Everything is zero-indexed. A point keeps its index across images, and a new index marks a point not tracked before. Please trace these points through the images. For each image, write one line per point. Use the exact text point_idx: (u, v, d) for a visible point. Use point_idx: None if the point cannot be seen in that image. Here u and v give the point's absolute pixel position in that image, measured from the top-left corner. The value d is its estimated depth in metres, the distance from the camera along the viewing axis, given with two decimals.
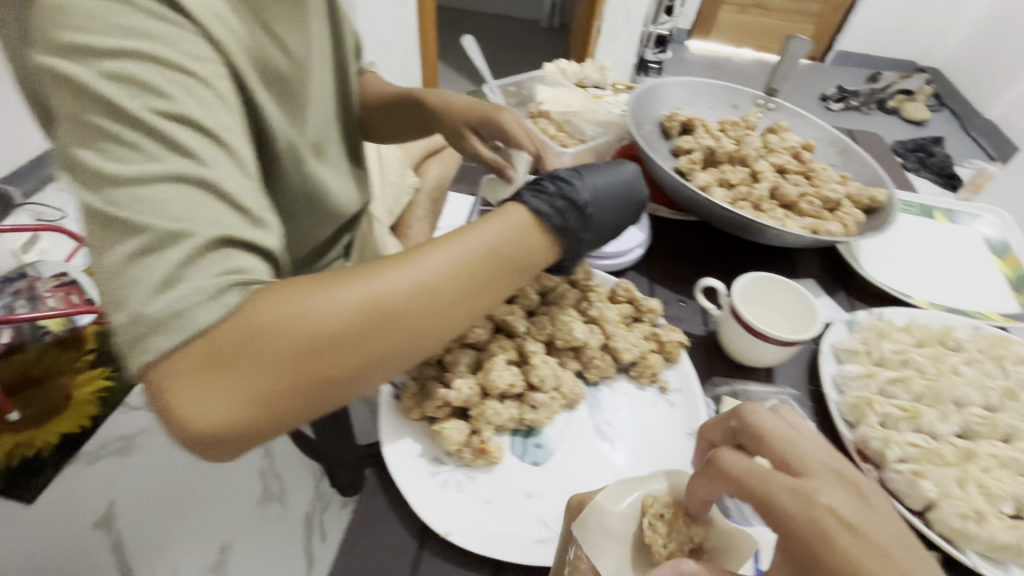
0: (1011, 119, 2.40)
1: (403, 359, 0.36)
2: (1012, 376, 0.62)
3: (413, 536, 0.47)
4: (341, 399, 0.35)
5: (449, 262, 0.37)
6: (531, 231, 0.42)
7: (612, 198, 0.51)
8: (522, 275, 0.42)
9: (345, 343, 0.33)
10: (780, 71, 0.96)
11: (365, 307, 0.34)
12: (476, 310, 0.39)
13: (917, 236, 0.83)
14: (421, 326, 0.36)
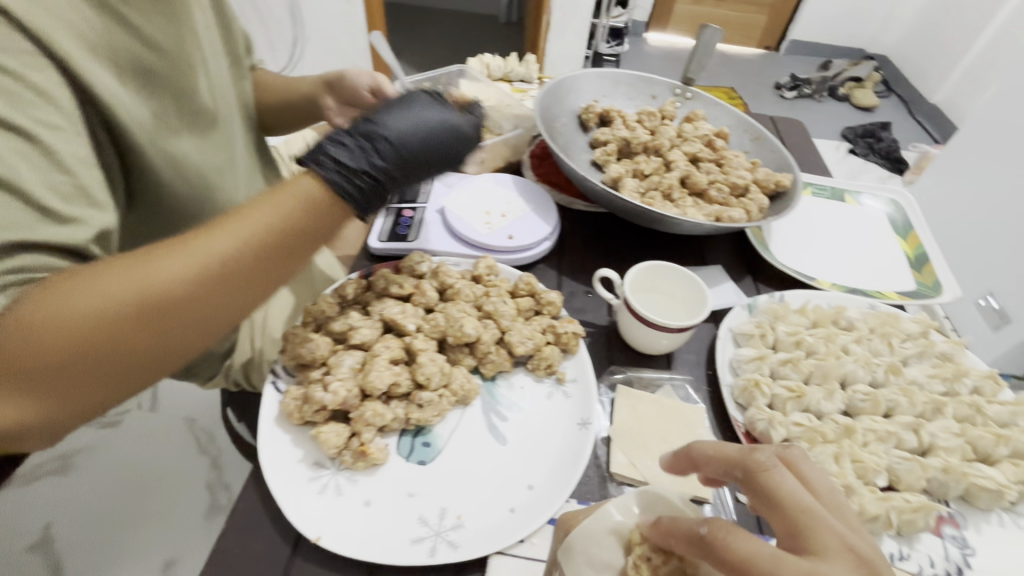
0: (953, 101, 2.46)
1: (199, 337, 0.43)
2: (897, 352, 0.64)
3: (288, 542, 0.47)
4: (143, 377, 0.42)
5: (228, 247, 0.42)
6: (315, 203, 0.48)
7: (422, 141, 0.57)
8: (312, 244, 0.48)
9: (130, 333, 0.39)
10: (695, 60, 0.97)
11: (141, 301, 0.39)
12: (265, 284, 0.46)
13: (824, 220, 0.86)
14: (207, 308, 0.42)
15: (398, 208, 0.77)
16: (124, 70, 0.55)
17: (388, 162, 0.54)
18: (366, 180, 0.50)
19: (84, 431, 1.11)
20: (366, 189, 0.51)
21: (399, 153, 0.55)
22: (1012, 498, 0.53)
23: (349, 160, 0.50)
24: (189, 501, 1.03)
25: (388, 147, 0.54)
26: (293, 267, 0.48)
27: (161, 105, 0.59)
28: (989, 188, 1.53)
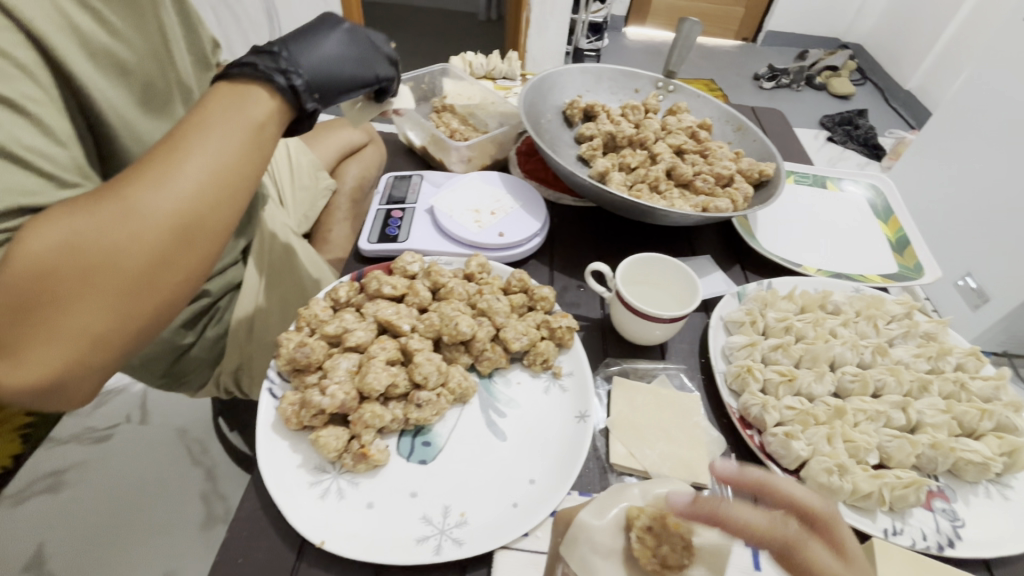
0: (926, 87, 2.51)
1: (201, 240, 0.48)
2: (883, 333, 0.66)
3: (291, 548, 0.47)
4: (169, 286, 0.47)
5: (190, 153, 0.47)
6: (245, 100, 0.51)
7: (329, 42, 0.61)
8: (262, 139, 0.52)
9: (136, 242, 0.43)
10: (676, 53, 0.98)
11: (133, 212, 0.43)
12: (239, 182, 0.50)
13: (807, 207, 0.87)
14: (198, 209, 0.47)
15: (387, 210, 0.77)
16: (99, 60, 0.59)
17: (294, 54, 0.57)
18: (268, 65, 0.54)
19: (73, 448, 1.09)
20: (272, 71, 0.54)
21: (304, 49, 0.58)
22: (997, 470, 0.54)
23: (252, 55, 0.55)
24: (185, 513, 1.01)
25: (286, 47, 0.57)
26: (256, 163, 0.52)
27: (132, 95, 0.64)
28: (964, 171, 1.56)
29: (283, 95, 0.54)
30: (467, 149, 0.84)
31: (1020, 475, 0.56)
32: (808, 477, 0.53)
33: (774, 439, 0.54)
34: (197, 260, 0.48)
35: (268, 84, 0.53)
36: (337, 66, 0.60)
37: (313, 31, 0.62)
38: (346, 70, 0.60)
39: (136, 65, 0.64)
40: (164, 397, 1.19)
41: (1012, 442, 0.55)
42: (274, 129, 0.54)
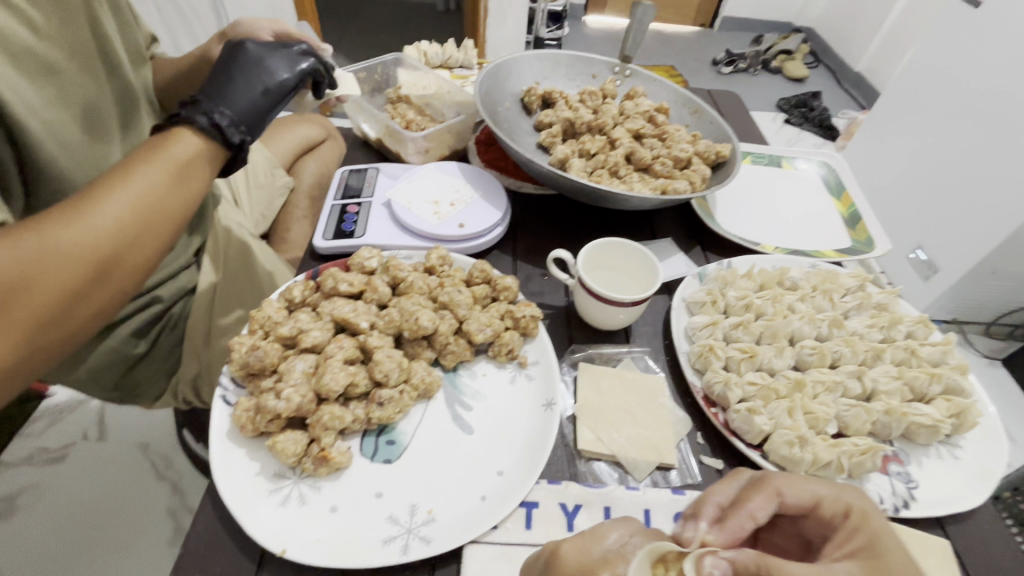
0: (875, 68, 2.60)
1: (119, 278, 0.46)
2: (838, 306, 0.68)
3: (251, 558, 0.45)
4: (82, 323, 0.45)
5: (121, 190, 0.45)
6: (180, 141, 0.49)
7: (242, 66, 0.56)
8: (193, 179, 0.49)
9: (50, 282, 0.41)
10: (631, 38, 0.98)
11: (47, 250, 0.41)
12: (167, 222, 0.48)
13: (763, 187, 0.89)
14: (127, 246, 0.45)
15: (343, 205, 0.74)
16: (12, 54, 0.56)
17: (214, 94, 0.53)
18: (189, 110, 0.50)
19: (24, 471, 1.03)
20: (197, 116, 0.50)
21: (226, 84, 0.54)
22: (947, 431, 0.56)
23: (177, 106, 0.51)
24: (151, 530, 0.97)
25: (205, 88, 0.53)
26: (189, 201, 0.50)
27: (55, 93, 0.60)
28: (911, 148, 1.63)
29: (211, 137, 0.50)
30: (424, 140, 0.82)
31: (968, 435, 0.58)
32: (771, 450, 0.53)
33: (737, 416, 0.55)
34: (113, 293, 0.46)
35: (191, 128, 0.50)
36: (254, 87, 0.55)
37: (229, 58, 0.57)
38: (267, 88, 0.56)
39: (59, 61, 0.60)
40: (122, 412, 1.13)
41: (959, 404, 0.58)
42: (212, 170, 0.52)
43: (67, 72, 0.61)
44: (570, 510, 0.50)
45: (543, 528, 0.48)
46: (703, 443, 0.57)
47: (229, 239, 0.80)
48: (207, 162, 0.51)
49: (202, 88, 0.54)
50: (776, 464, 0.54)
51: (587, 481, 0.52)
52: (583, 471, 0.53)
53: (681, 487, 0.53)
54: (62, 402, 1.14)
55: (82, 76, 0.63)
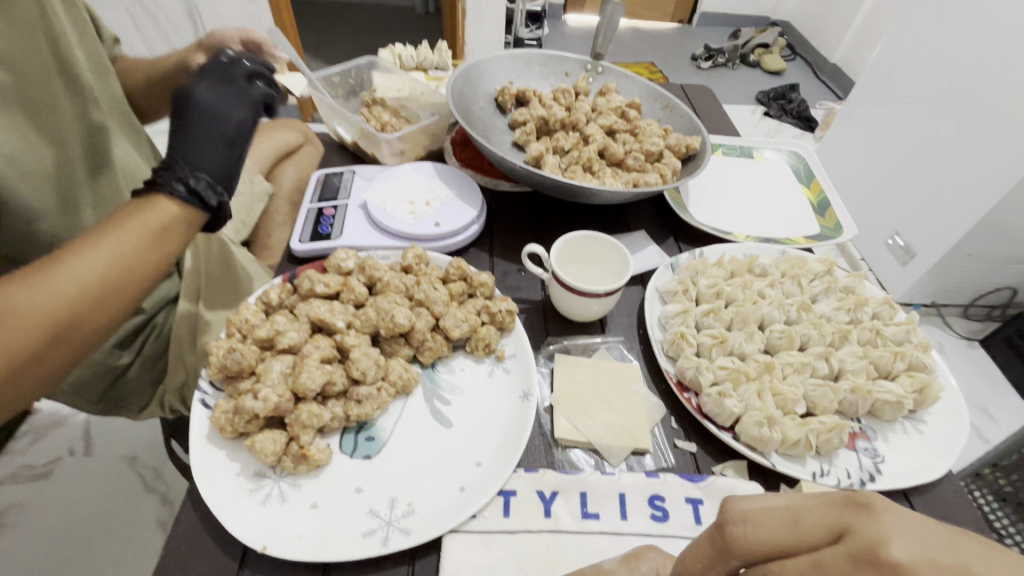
0: (850, 59, 2.64)
1: (82, 337, 0.45)
2: (806, 291, 0.70)
3: (233, 557, 0.45)
4: (39, 381, 0.43)
5: (86, 255, 0.44)
6: (160, 206, 0.48)
7: (195, 124, 0.55)
8: (167, 242, 0.49)
9: (11, 344, 0.40)
10: (602, 35, 0.99)
11: (11, 312, 0.40)
12: (138, 284, 0.47)
13: (733, 177, 0.91)
14: (88, 306, 0.44)
15: (319, 208, 0.75)
16: None
17: (181, 157, 0.52)
18: (162, 178, 0.50)
19: (10, 489, 1.03)
20: (169, 183, 0.49)
21: (186, 144, 0.54)
22: (910, 407, 0.58)
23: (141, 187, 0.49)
24: (141, 541, 0.97)
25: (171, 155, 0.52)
26: (163, 262, 0.49)
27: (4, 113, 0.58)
28: (883, 137, 1.66)
29: (191, 205, 0.50)
30: (399, 141, 0.82)
31: (931, 409, 0.61)
32: (741, 432, 0.55)
33: (708, 399, 0.57)
34: (74, 349, 0.45)
35: (169, 194, 0.49)
36: (219, 146, 0.55)
37: (183, 119, 0.56)
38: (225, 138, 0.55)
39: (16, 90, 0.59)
40: (109, 425, 1.12)
41: (922, 380, 0.59)
42: (190, 233, 0.51)
43: (35, 101, 0.61)
44: (547, 496, 0.51)
45: (521, 515, 0.49)
46: (677, 428, 0.58)
47: (209, 244, 0.81)
48: (186, 225, 0.50)
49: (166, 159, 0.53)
50: (747, 445, 0.55)
51: (563, 468, 0.53)
52: (559, 460, 0.55)
53: (655, 470, 0.54)
54: (48, 418, 1.13)
55: (45, 99, 0.62)
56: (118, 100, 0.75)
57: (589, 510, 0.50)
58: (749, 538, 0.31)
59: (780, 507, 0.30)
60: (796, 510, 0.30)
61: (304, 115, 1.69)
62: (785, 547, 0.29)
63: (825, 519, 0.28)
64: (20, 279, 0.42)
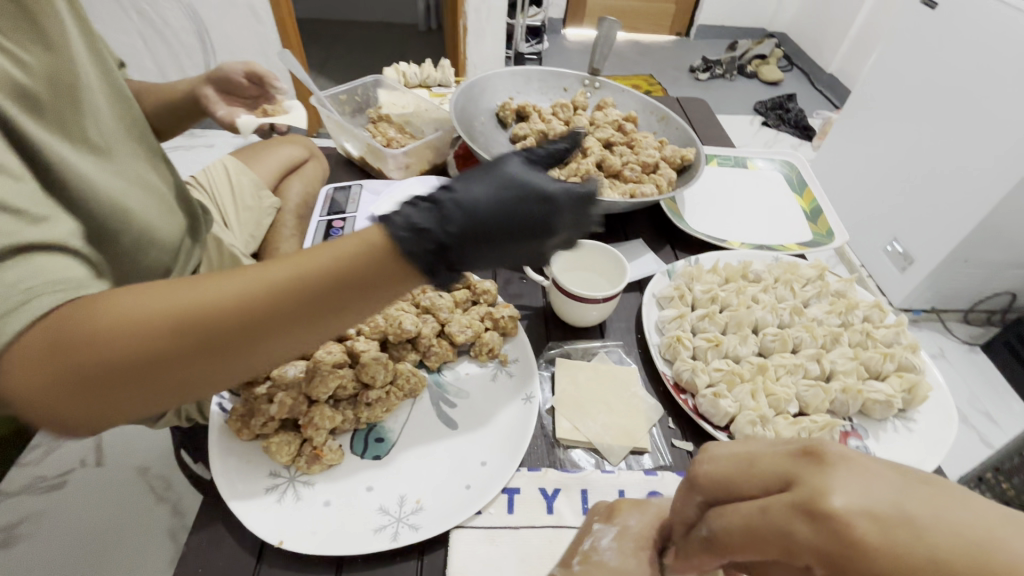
0: (846, 69, 2.68)
1: (258, 360, 0.38)
2: (799, 296, 0.72)
3: (251, 552, 0.48)
4: (160, 399, 0.37)
5: (289, 273, 0.36)
6: (368, 242, 0.37)
7: (496, 189, 0.42)
8: (377, 283, 0.37)
9: (140, 342, 0.34)
10: (599, 51, 1.03)
11: (195, 314, 0.35)
12: (288, 326, 0.37)
13: (727, 186, 0.94)
14: (270, 330, 0.37)
15: (328, 220, 0.79)
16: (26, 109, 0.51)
17: (467, 224, 0.39)
18: (428, 246, 0.37)
19: (25, 499, 1.05)
20: (420, 255, 0.37)
21: (481, 216, 0.40)
22: (899, 406, 0.60)
23: (413, 207, 0.38)
24: (153, 550, 0.98)
25: (455, 210, 0.39)
26: (367, 305, 0.38)
27: (58, 125, 0.55)
28: (879, 144, 1.69)
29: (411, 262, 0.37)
30: (405, 156, 0.86)
31: (920, 408, 0.63)
32: (736, 430, 0.57)
33: (704, 400, 0.59)
34: (250, 369, 0.38)
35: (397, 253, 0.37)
36: (498, 227, 0.41)
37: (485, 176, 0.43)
38: (513, 215, 0.41)
39: (55, 103, 0.54)
40: (120, 437, 1.15)
41: (910, 379, 0.62)
42: (384, 286, 0.38)
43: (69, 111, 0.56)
44: (549, 494, 0.53)
45: (525, 511, 0.51)
46: (674, 428, 0.60)
47: (222, 256, 0.84)
48: (374, 273, 0.37)
49: (451, 204, 0.40)
50: None
51: (564, 466, 0.56)
52: (561, 459, 0.57)
53: (653, 468, 0.56)
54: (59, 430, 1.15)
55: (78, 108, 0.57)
56: (134, 109, 0.69)
57: (590, 506, 0.52)
58: (709, 476, 0.37)
59: (742, 455, 0.36)
60: (753, 458, 0.35)
61: (310, 130, 1.74)
62: (739, 486, 0.35)
63: (779, 466, 0.33)
64: (228, 277, 0.37)
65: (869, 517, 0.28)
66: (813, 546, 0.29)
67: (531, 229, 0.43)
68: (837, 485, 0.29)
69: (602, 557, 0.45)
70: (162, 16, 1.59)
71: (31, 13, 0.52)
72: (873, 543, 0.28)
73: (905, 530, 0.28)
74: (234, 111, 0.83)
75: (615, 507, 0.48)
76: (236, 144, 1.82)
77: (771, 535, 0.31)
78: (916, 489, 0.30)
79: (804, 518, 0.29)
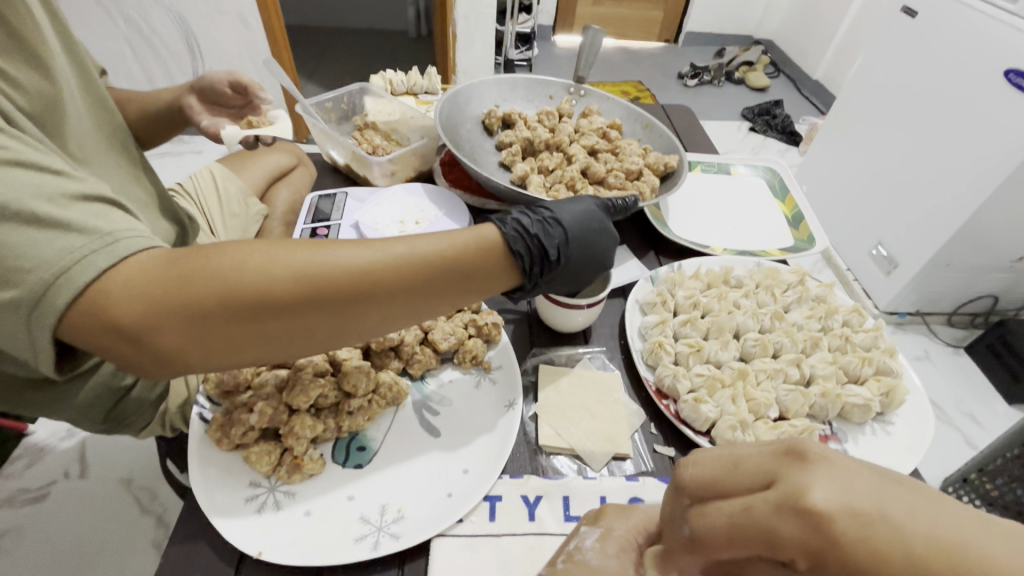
0: (830, 76, 2.73)
1: (350, 327, 0.43)
2: (780, 301, 0.73)
3: (230, 563, 0.47)
4: (245, 345, 0.41)
5: (400, 252, 0.43)
6: (471, 241, 0.46)
7: (580, 218, 0.55)
8: (467, 273, 0.46)
9: (257, 286, 0.39)
10: (584, 59, 1.03)
11: (314, 275, 0.40)
12: (378, 301, 0.43)
13: (711, 192, 0.95)
14: (370, 301, 0.42)
15: (313, 228, 0.79)
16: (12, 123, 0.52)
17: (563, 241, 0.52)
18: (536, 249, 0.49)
19: (5, 512, 1.04)
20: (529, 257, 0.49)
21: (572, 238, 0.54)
22: (878, 409, 0.61)
23: (523, 218, 0.51)
24: (138, 560, 0.97)
25: (555, 229, 0.52)
26: (452, 292, 0.46)
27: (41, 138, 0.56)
28: (862, 150, 1.71)
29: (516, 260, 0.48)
30: (389, 163, 0.86)
31: (898, 411, 0.63)
32: (717, 436, 0.57)
33: (685, 406, 0.59)
34: (341, 335, 0.44)
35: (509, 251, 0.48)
36: (577, 251, 0.54)
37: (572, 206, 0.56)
38: (588, 243, 0.55)
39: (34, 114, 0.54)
40: (104, 446, 1.13)
41: (888, 383, 0.62)
42: (471, 276, 0.46)
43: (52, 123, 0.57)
44: (531, 501, 0.53)
45: (506, 520, 0.51)
46: (656, 433, 0.61)
47: None
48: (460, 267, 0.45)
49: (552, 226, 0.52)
50: None
51: (546, 473, 0.56)
52: (544, 465, 0.57)
53: (635, 474, 0.57)
54: (42, 441, 1.14)
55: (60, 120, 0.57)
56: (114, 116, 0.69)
57: (571, 513, 0.53)
58: (698, 480, 0.36)
59: (727, 455, 0.35)
60: (740, 458, 0.34)
61: (299, 137, 1.73)
62: (726, 487, 0.34)
63: (769, 464, 0.32)
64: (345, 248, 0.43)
65: (853, 513, 0.27)
66: (797, 542, 0.28)
67: (597, 256, 0.56)
68: (818, 482, 0.29)
69: (585, 557, 0.45)
70: (149, 22, 1.59)
71: (28, 41, 0.53)
72: (855, 537, 0.27)
73: (887, 524, 0.27)
74: (219, 121, 0.83)
75: (600, 513, 0.48)
76: (224, 151, 1.81)
77: (757, 533, 0.30)
78: (894, 491, 0.28)
79: (791, 515, 0.29)
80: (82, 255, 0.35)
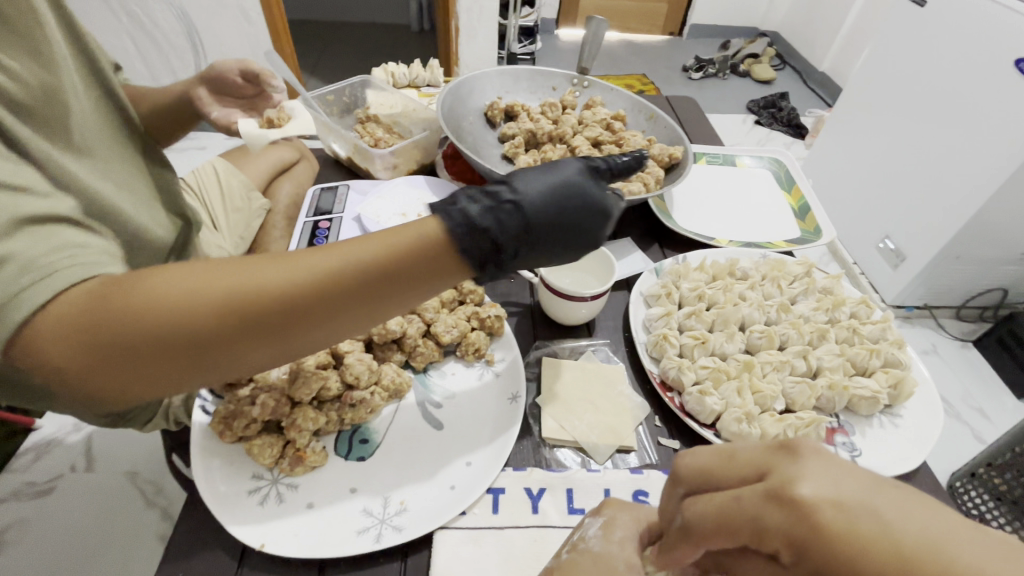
0: (837, 67, 2.70)
1: (295, 345, 0.38)
2: (786, 293, 0.72)
3: (232, 556, 0.47)
4: (178, 380, 0.37)
5: (337, 261, 0.36)
6: (420, 235, 0.38)
7: (548, 190, 0.44)
8: (419, 275, 0.38)
9: (178, 317, 0.34)
10: (587, 50, 1.02)
11: (241, 297, 0.35)
12: (326, 316, 0.37)
13: (716, 184, 0.94)
14: (311, 318, 0.37)
15: (315, 221, 0.78)
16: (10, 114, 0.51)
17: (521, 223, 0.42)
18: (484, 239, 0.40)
19: (13, 505, 1.04)
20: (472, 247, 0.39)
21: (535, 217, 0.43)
22: (885, 402, 0.60)
23: (471, 198, 0.41)
24: (145, 553, 0.98)
25: (512, 209, 0.42)
26: (406, 299, 0.39)
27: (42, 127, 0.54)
28: (869, 142, 1.69)
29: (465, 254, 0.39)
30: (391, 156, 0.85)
31: (906, 404, 0.63)
32: (723, 428, 0.57)
33: (690, 398, 0.59)
34: (286, 355, 0.38)
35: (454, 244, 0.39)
36: (544, 231, 0.43)
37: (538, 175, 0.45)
38: (561, 220, 0.44)
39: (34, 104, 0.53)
40: (110, 441, 1.14)
41: (896, 375, 0.62)
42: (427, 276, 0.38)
43: (54, 112, 0.55)
44: (534, 493, 0.53)
45: (510, 512, 0.51)
46: (661, 426, 0.60)
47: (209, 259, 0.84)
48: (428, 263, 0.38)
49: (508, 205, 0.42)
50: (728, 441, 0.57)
51: (550, 466, 0.56)
52: (548, 457, 0.57)
53: (639, 466, 0.56)
54: (49, 435, 1.15)
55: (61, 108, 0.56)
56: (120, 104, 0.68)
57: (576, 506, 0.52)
58: (692, 467, 0.37)
59: (722, 448, 0.36)
60: (734, 450, 0.35)
61: None
62: (719, 478, 0.35)
63: (760, 456, 0.33)
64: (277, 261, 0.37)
65: (837, 505, 0.28)
66: (780, 530, 0.29)
67: (575, 233, 0.45)
68: (807, 475, 0.30)
69: (588, 546, 0.44)
70: (150, 17, 1.58)
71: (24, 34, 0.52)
72: (837, 527, 0.28)
73: (868, 514, 0.28)
74: (228, 113, 0.83)
75: (602, 502, 0.48)
76: (227, 146, 1.81)
77: (742, 521, 0.31)
78: (885, 493, 0.29)
79: (776, 504, 0.30)
80: (19, 287, 0.33)
